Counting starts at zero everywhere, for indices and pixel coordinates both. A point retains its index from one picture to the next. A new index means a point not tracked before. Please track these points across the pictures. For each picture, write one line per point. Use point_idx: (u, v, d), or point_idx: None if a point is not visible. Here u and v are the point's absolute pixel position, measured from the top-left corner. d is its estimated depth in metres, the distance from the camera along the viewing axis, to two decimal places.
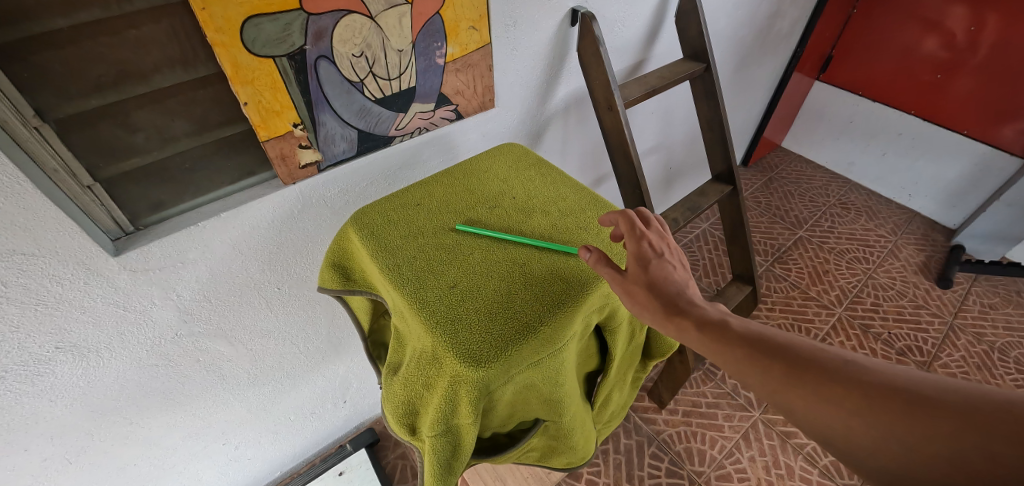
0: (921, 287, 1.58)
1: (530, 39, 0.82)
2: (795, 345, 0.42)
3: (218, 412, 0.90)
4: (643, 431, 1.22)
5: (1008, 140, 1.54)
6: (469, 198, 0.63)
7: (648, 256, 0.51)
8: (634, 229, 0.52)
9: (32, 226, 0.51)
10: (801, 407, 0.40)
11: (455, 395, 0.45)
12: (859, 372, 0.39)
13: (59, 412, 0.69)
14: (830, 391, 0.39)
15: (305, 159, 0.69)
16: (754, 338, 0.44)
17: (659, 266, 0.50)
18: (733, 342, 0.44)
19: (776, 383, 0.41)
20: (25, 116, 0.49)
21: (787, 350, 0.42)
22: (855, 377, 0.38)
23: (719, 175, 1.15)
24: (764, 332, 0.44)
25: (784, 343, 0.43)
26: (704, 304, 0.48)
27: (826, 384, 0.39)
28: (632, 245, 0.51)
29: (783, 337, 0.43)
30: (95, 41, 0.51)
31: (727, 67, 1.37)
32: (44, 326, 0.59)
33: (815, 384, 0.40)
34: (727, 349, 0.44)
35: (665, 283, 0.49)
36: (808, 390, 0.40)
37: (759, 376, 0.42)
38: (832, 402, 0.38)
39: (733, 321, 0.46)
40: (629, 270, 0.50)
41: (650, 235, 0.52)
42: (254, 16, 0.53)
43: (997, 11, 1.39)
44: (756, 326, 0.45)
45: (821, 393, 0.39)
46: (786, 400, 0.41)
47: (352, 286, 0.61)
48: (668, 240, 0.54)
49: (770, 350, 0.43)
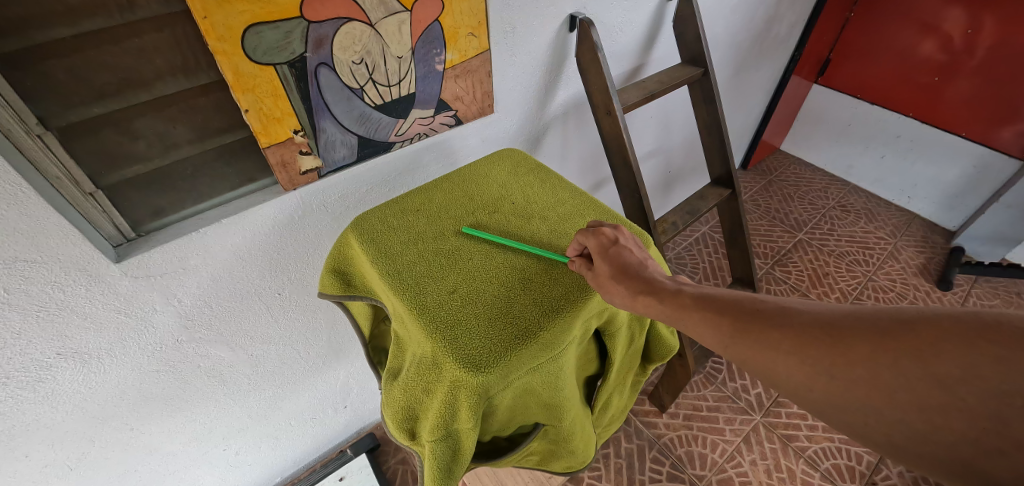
0: (921, 289, 1.58)
1: (529, 45, 0.83)
2: (743, 301, 0.45)
3: (219, 417, 0.90)
4: (644, 435, 1.22)
5: (1007, 141, 1.54)
6: (469, 203, 0.63)
7: (607, 246, 0.52)
8: (588, 229, 0.53)
9: (34, 233, 0.52)
10: (753, 359, 0.42)
11: (454, 400, 0.45)
12: (799, 316, 0.41)
13: (60, 418, 0.70)
14: (773, 338, 0.41)
15: (306, 165, 0.69)
16: (706, 300, 0.47)
17: (619, 252, 0.51)
18: (689, 306, 0.47)
19: (729, 337, 0.44)
20: (28, 123, 0.50)
21: (737, 307, 0.45)
22: (798, 322, 0.41)
23: (718, 178, 1.15)
24: (717, 296, 0.47)
25: (734, 301, 0.46)
26: (661, 276, 0.51)
27: (773, 333, 0.41)
28: (591, 242, 0.52)
29: (733, 297, 0.47)
30: (98, 49, 0.51)
31: (726, 70, 1.37)
32: (46, 332, 0.60)
33: (762, 334, 0.42)
34: (681, 311, 0.47)
35: (632, 268, 0.50)
36: (758, 341, 0.42)
37: (714, 333, 0.45)
38: (777, 348, 0.41)
39: (685, 287, 0.49)
40: (597, 263, 0.50)
41: (604, 228, 0.54)
42: (255, 24, 0.54)
43: (994, 13, 1.40)
44: (708, 291, 0.48)
45: (767, 342, 0.41)
46: (740, 352, 0.43)
47: (352, 291, 0.61)
48: (622, 230, 0.55)
49: (722, 309, 0.46)
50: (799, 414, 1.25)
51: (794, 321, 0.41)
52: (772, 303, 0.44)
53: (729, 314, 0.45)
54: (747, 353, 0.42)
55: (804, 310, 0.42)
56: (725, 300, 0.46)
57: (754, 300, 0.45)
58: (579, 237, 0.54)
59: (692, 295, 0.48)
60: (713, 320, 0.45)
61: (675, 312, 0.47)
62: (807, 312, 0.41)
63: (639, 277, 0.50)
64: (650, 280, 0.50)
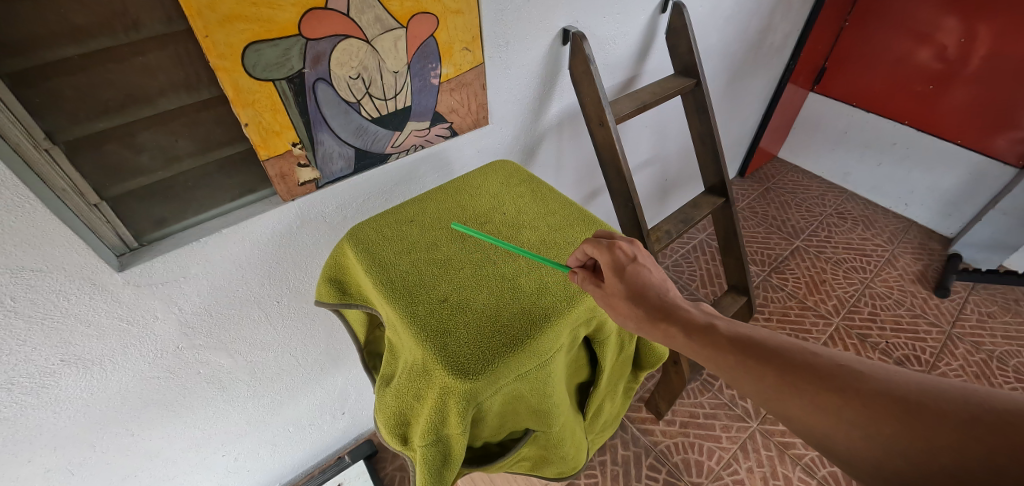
0: (919, 296, 1.58)
1: (523, 58, 0.85)
2: (789, 351, 0.45)
3: (218, 423, 0.92)
4: (640, 442, 1.22)
5: (1003, 149, 1.55)
6: (462, 214, 0.65)
7: (623, 263, 0.52)
8: (603, 242, 0.53)
9: (40, 243, 0.53)
10: (799, 416, 0.42)
11: (444, 406, 0.46)
12: (854, 377, 0.41)
13: (62, 424, 0.71)
14: (827, 401, 0.41)
15: (304, 177, 0.71)
16: (745, 345, 0.46)
17: (634, 271, 0.52)
18: (727, 349, 0.47)
19: (774, 392, 0.43)
20: (36, 138, 0.52)
21: (783, 356, 0.44)
22: (853, 386, 0.40)
23: (712, 187, 1.17)
24: (757, 339, 0.47)
25: (779, 349, 0.45)
26: (687, 307, 0.52)
27: (824, 393, 0.41)
28: (605, 257, 0.52)
29: (783, 345, 0.46)
30: (103, 67, 0.53)
31: (721, 80, 1.39)
32: (50, 339, 0.61)
33: (811, 391, 0.41)
34: (720, 355, 0.47)
35: (645, 289, 0.52)
36: (806, 399, 0.41)
37: (756, 384, 0.44)
38: (829, 410, 0.40)
39: (720, 325, 0.49)
40: (609, 280, 0.51)
41: (620, 243, 0.54)
42: (255, 42, 0.56)
43: (987, 22, 1.42)
44: (745, 332, 0.48)
45: (819, 403, 0.41)
46: (787, 411, 0.43)
47: (348, 299, 0.63)
48: (635, 244, 0.55)
49: (766, 357, 0.45)
50: None
51: (850, 383, 0.40)
52: (824, 358, 0.43)
53: (774, 365, 0.44)
54: (794, 410, 0.42)
55: (859, 371, 0.41)
56: (768, 346, 0.46)
57: (802, 352, 0.44)
58: (589, 247, 0.54)
59: (731, 338, 0.47)
60: (757, 370, 0.44)
61: (712, 355, 0.47)
62: (864, 374, 0.41)
63: (664, 310, 0.51)
64: (675, 310, 0.51)
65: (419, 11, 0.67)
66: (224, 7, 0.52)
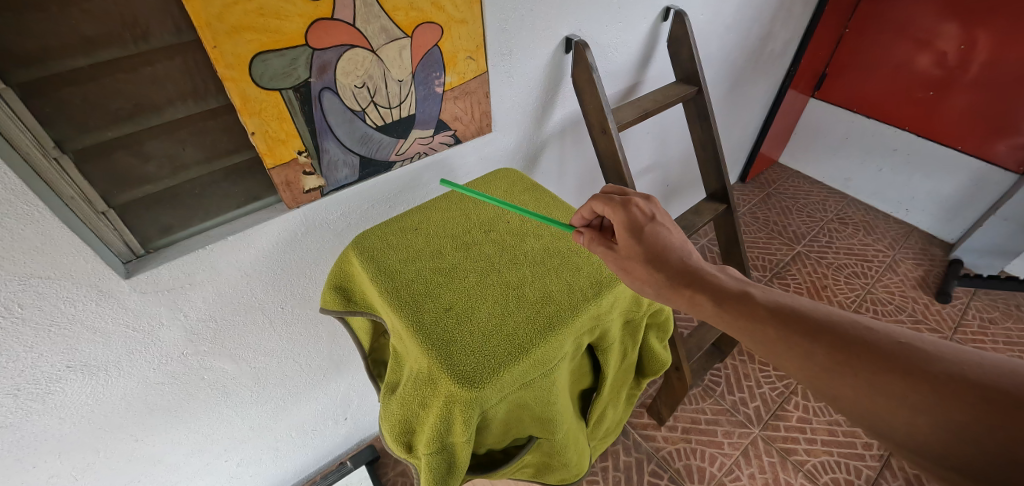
0: (920, 302, 1.58)
1: (526, 67, 0.86)
2: (841, 326, 0.44)
3: (222, 429, 0.92)
4: (642, 448, 1.22)
5: (1003, 155, 1.56)
6: (466, 222, 0.65)
7: (642, 222, 0.55)
8: (617, 201, 0.57)
9: (48, 251, 0.54)
10: (849, 395, 0.41)
11: (449, 414, 0.46)
12: (917, 358, 0.40)
13: (68, 429, 0.71)
14: (886, 383, 0.39)
15: (309, 184, 0.72)
16: (791, 319, 0.46)
17: (651, 230, 0.55)
18: (769, 323, 0.46)
19: (821, 369, 0.43)
20: (46, 147, 0.52)
21: (834, 331, 0.44)
22: (918, 367, 0.39)
23: (713, 194, 1.18)
24: (803, 312, 0.46)
25: (830, 324, 0.44)
26: (716, 273, 0.52)
27: (881, 373, 0.40)
28: (619, 215, 0.56)
29: (833, 320, 0.45)
30: (112, 77, 0.54)
31: (722, 86, 1.40)
32: (57, 346, 0.62)
33: (866, 372, 0.41)
34: (762, 328, 0.47)
35: (662, 248, 0.54)
36: (859, 379, 0.41)
37: (803, 361, 0.44)
38: (887, 392, 0.39)
39: (758, 295, 0.49)
40: (625, 240, 0.55)
41: (637, 204, 0.57)
42: (262, 52, 0.57)
43: (986, 29, 1.42)
44: (788, 304, 0.48)
45: (876, 384, 0.40)
46: (836, 389, 0.42)
47: (352, 306, 0.63)
48: (653, 204, 0.59)
49: (813, 332, 0.44)
50: (798, 427, 1.25)
51: (912, 365, 0.39)
52: (881, 334, 0.42)
53: (824, 342, 0.43)
54: (843, 389, 0.42)
55: (923, 352, 0.40)
56: (816, 320, 0.45)
57: (856, 328, 0.44)
58: (604, 207, 0.58)
59: (773, 310, 0.47)
60: (805, 347, 0.44)
61: (753, 328, 0.47)
62: (929, 355, 0.40)
63: (689, 276, 0.52)
64: (701, 277, 0.52)
65: (424, 20, 0.68)
66: (232, 18, 0.53)
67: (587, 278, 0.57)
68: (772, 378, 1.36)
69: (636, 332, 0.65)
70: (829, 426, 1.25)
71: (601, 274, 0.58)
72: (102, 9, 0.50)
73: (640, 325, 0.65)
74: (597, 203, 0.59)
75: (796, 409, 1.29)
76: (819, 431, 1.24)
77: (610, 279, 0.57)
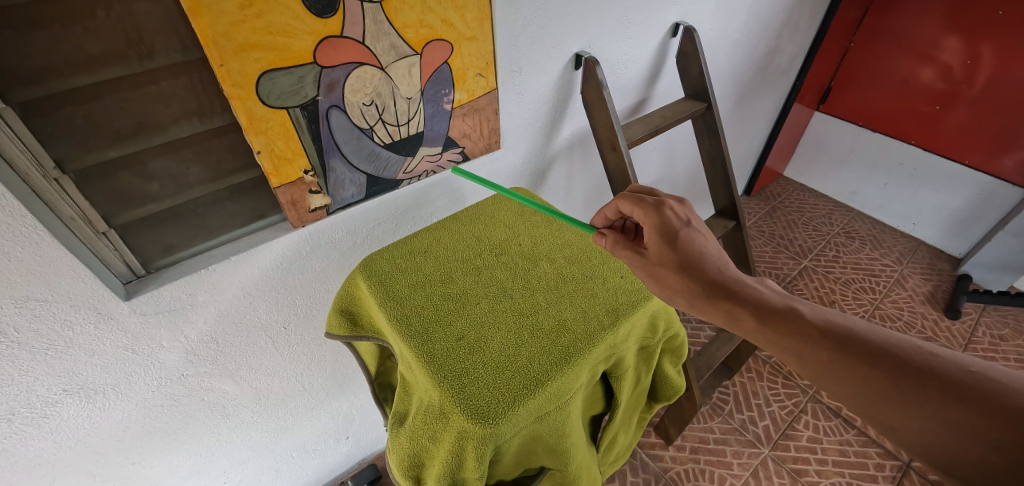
0: (929, 318, 1.56)
1: (536, 83, 0.85)
2: (903, 350, 0.43)
3: (220, 450, 0.89)
4: (650, 469, 1.20)
5: (1010, 170, 1.54)
6: (477, 244, 0.64)
7: (678, 228, 0.55)
8: (649, 202, 0.57)
9: (46, 273, 0.52)
10: (910, 427, 0.40)
11: (461, 451, 0.44)
12: (992, 389, 0.38)
13: (64, 454, 0.69)
14: (955, 415, 0.38)
15: (315, 203, 0.70)
16: (843, 340, 0.45)
17: (687, 236, 0.55)
18: (819, 344, 0.45)
19: (881, 396, 0.41)
20: (46, 168, 0.51)
21: (896, 356, 0.42)
22: (993, 400, 0.37)
23: (722, 210, 1.17)
24: (857, 334, 0.45)
25: (890, 348, 0.43)
26: (757, 286, 0.52)
27: (949, 405, 0.39)
28: (651, 216, 0.56)
29: (890, 344, 0.44)
30: (116, 95, 0.52)
31: (729, 100, 1.39)
32: (53, 370, 0.60)
33: (931, 402, 0.39)
34: (813, 350, 0.45)
35: (694, 253, 0.53)
36: (923, 409, 0.39)
37: (859, 387, 0.42)
38: (956, 425, 0.38)
39: (807, 312, 0.48)
40: (657, 247, 0.54)
41: (672, 208, 0.57)
42: (270, 70, 0.56)
43: (991, 43, 1.42)
44: (840, 323, 0.46)
45: (943, 416, 0.39)
46: (891, 416, 0.41)
47: (358, 331, 0.61)
48: (687, 207, 0.58)
49: (870, 356, 0.43)
50: (808, 447, 1.23)
51: (985, 397, 0.38)
52: (947, 362, 0.41)
53: (884, 367, 0.42)
54: (904, 418, 0.40)
55: (1000, 384, 0.38)
56: (873, 343, 0.44)
57: (920, 354, 0.42)
58: (634, 208, 0.59)
59: (824, 330, 0.46)
60: (863, 372, 0.43)
61: (802, 348, 0.46)
62: (1006, 387, 0.38)
63: (726, 289, 0.52)
64: (738, 289, 0.51)
65: (434, 38, 0.67)
66: (239, 36, 0.52)
67: (602, 306, 0.55)
68: (780, 396, 1.34)
69: (651, 358, 0.64)
70: (840, 446, 1.23)
71: (617, 300, 0.56)
72: (107, 28, 0.49)
73: (655, 352, 0.63)
74: (626, 202, 0.60)
75: (806, 428, 1.27)
76: (830, 451, 1.22)
77: (627, 306, 0.55)
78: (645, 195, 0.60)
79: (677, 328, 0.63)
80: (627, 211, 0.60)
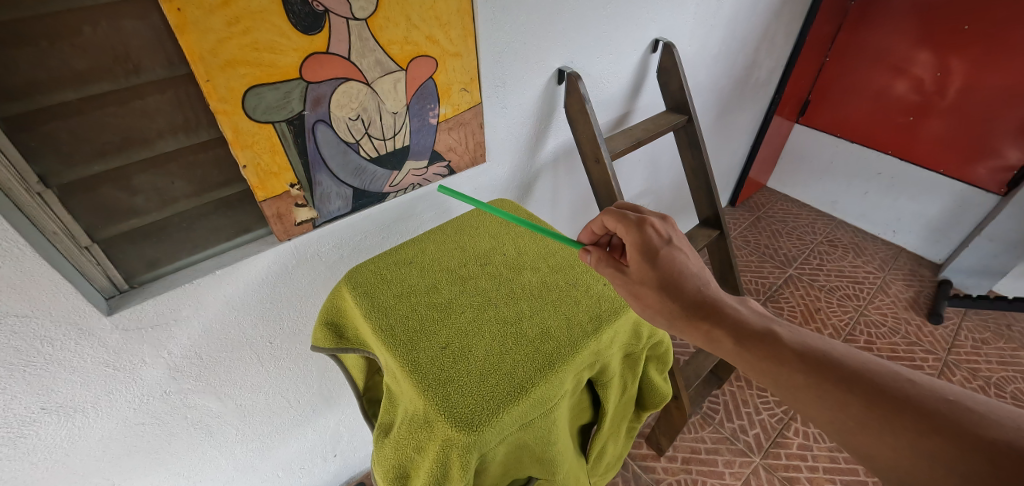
0: (913, 323, 1.59)
1: (520, 98, 0.87)
2: (881, 377, 0.43)
3: (203, 470, 0.88)
4: (641, 480, 1.19)
5: (983, 177, 1.59)
6: (462, 255, 0.65)
7: (660, 246, 0.55)
8: (632, 219, 0.57)
9: (25, 287, 0.51)
10: (885, 455, 0.41)
11: (445, 460, 0.44)
12: (969, 419, 0.39)
13: (40, 475, 0.68)
14: (931, 445, 0.39)
15: (301, 216, 0.71)
16: (818, 363, 0.46)
17: (667, 254, 0.55)
18: (795, 366, 0.46)
19: (858, 421, 0.42)
20: (28, 182, 0.50)
21: (873, 383, 0.43)
22: (970, 431, 0.38)
23: (706, 220, 1.19)
24: (834, 358, 0.46)
25: (867, 373, 0.44)
26: (736, 307, 0.53)
27: (924, 433, 0.39)
28: (632, 234, 0.56)
29: (868, 369, 0.44)
30: (101, 111, 0.53)
31: (710, 113, 1.43)
32: (31, 388, 0.58)
33: (908, 430, 0.40)
34: (787, 371, 0.47)
35: (674, 271, 0.54)
36: (898, 437, 0.40)
37: (836, 413, 0.43)
38: (933, 456, 0.39)
39: (784, 335, 0.49)
40: (636, 270, 0.55)
41: (651, 222, 0.57)
42: (256, 85, 0.57)
43: (960, 56, 1.48)
44: (817, 347, 0.48)
45: (919, 445, 0.39)
46: (866, 444, 0.42)
47: (345, 343, 0.62)
48: (669, 225, 0.58)
49: (847, 381, 0.44)
50: (799, 455, 1.23)
51: (962, 428, 0.38)
52: (924, 389, 0.42)
53: (859, 393, 0.43)
54: (878, 446, 0.41)
55: (975, 413, 0.39)
56: (851, 369, 0.45)
57: (896, 380, 0.43)
58: (617, 223, 0.59)
59: (801, 353, 0.47)
60: (839, 397, 0.43)
61: (780, 372, 0.47)
62: (982, 417, 0.39)
63: (706, 309, 0.52)
64: (717, 310, 0.52)
65: (419, 54, 0.69)
66: (226, 52, 0.53)
67: (585, 312, 0.56)
68: (770, 404, 1.34)
69: (636, 365, 0.65)
70: (830, 452, 1.23)
71: (600, 307, 0.57)
72: (94, 44, 0.49)
73: (640, 359, 0.64)
74: (610, 218, 0.60)
75: (796, 435, 1.27)
76: (821, 458, 1.22)
77: (610, 313, 0.56)
78: (629, 212, 0.61)
79: (661, 335, 0.64)
80: (612, 227, 0.60)
